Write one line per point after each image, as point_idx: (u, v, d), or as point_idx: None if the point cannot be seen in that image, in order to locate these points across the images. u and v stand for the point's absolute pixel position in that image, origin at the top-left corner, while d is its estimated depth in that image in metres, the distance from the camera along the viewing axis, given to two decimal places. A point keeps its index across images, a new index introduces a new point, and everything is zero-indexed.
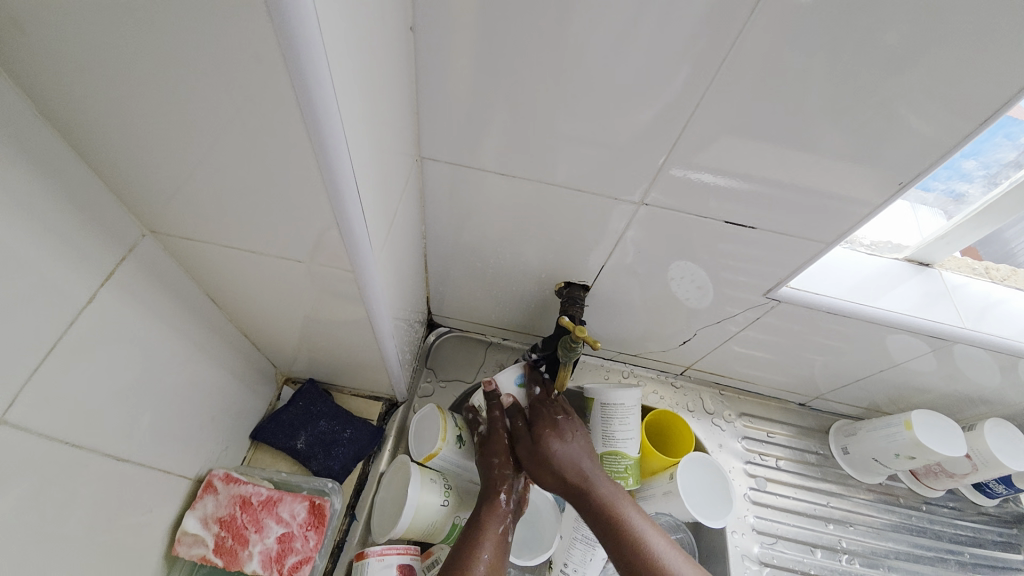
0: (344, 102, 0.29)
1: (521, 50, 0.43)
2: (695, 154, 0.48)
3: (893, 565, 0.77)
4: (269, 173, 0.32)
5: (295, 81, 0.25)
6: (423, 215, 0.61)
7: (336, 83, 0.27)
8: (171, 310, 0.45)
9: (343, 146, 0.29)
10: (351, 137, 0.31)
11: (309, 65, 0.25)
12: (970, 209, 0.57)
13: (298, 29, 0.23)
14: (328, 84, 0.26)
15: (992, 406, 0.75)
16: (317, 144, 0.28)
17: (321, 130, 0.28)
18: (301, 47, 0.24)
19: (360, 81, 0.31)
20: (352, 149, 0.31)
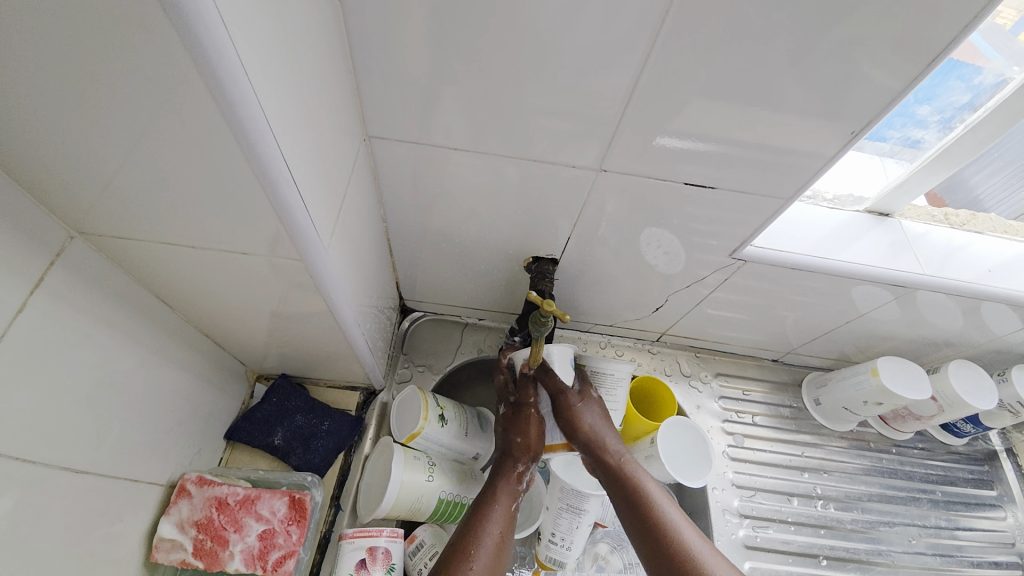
0: (258, 78, 0.27)
1: (459, 16, 0.41)
2: (648, 117, 0.47)
3: (866, 506, 0.81)
4: (190, 165, 0.30)
5: (199, 62, 0.24)
6: (381, 198, 0.59)
7: (244, 58, 0.26)
8: (117, 316, 0.43)
9: (265, 125, 0.28)
10: (273, 115, 0.29)
11: (208, 40, 0.23)
12: (925, 156, 0.58)
13: (188, 0, 0.22)
14: (234, 58, 0.25)
15: (955, 348, 0.77)
16: (235, 127, 0.27)
17: (236, 111, 0.26)
18: (195, 20, 0.22)
19: (275, 55, 0.29)
20: (275, 127, 0.29)
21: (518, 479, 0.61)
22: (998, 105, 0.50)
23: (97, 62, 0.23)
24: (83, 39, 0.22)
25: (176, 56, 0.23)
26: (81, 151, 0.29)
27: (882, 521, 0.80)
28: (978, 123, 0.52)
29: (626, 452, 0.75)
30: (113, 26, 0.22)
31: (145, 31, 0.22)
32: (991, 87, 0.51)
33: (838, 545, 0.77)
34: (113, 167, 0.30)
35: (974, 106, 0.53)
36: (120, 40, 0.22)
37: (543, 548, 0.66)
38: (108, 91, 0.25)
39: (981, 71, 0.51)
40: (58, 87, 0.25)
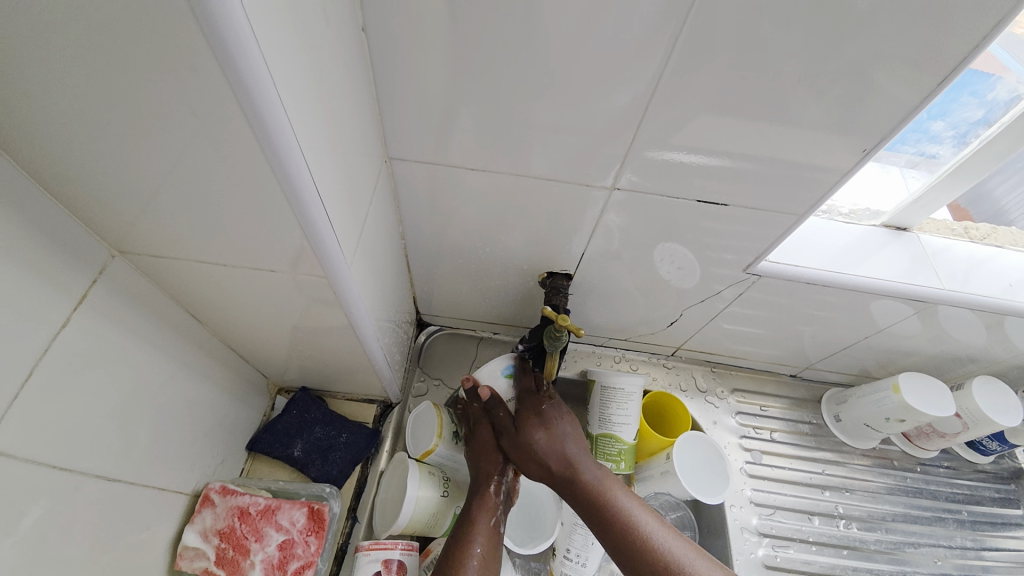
0: (293, 109, 0.29)
1: (475, 42, 0.42)
2: (661, 135, 0.48)
3: (891, 527, 0.78)
4: (225, 187, 0.32)
5: (242, 101, 0.26)
6: (399, 215, 0.61)
7: (281, 91, 0.27)
8: (151, 329, 0.45)
9: (297, 152, 0.30)
10: (305, 142, 0.31)
11: (250, 76, 0.25)
12: (943, 169, 0.58)
13: (235, 41, 0.23)
14: (272, 92, 0.26)
15: (979, 363, 0.76)
16: (271, 154, 0.29)
17: (272, 140, 0.28)
18: (240, 59, 0.24)
19: (308, 85, 0.31)
20: (306, 153, 0.31)
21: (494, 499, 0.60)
22: (1012, 121, 0.50)
23: (148, 95, 0.25)
24: (137, 74, 0.24)
25: (219, 89, 0.25)
26: (128, 175, 0.31)
27: (908, 542, 0.78)
28: (993, 139, 0.52)
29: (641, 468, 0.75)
30: (165, 61, 0.24)
31: (193, 67, 0.24)
32: (1004, 103, 0.52)
33: (862, 567, 0.75)
34: (155, 189, 0.32)
35: (988, 122, 0.53)
36: (169, 75, 0.24)
37: (558, 564, 0.66)
38: (155, 121, 0.27)
39: (994, 87, 0.51)
40: (110, 116, 0.27)
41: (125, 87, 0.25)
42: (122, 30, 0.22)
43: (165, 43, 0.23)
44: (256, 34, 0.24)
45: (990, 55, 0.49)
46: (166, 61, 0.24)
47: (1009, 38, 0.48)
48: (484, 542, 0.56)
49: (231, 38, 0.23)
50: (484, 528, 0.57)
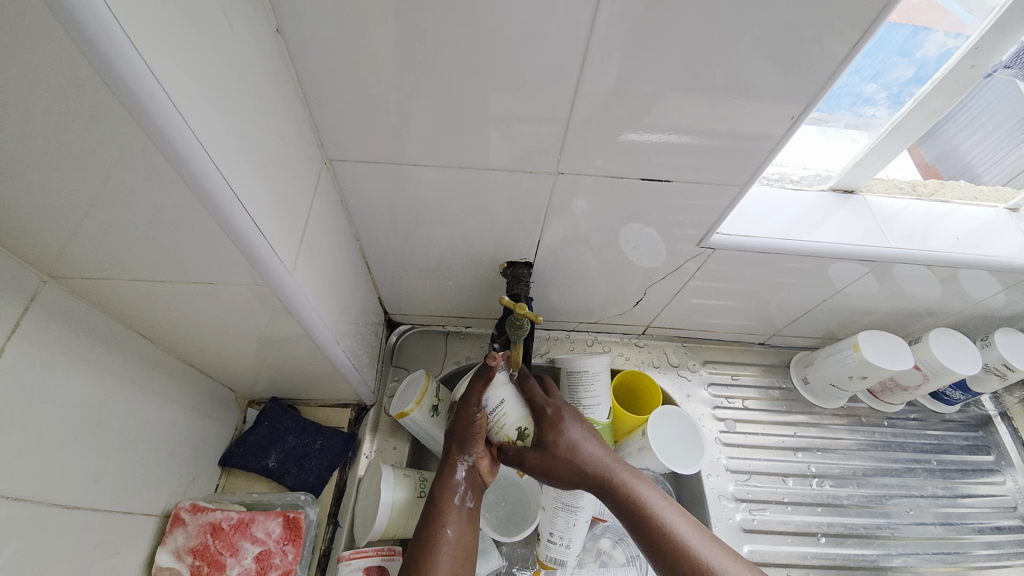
0: (194, 115, 0.28)
1: (395, 35, 0.42)
2: (596, 114, 0.48)
3: (863, 481, 0.81)
4: (141, 204, 0.31)
5: (141, 121, 0.25)
6: (351, 217, 0.61)
7: (175, 98, 0.27)
8: (97, 354, 0.44)
9: (207, 159, 0.29)
10: (215, 149, 0.30)
11: (140, 89, 0.24)
12: (883, 130, 0.59)
13: (114, 51, 0.23)
14: (169, 106, 0.26)
15: (937, 316, 0.78)
16: (177, 164, 0.28)
17: (177, 150, 0.27)
18: (122, 70, 0.23)
19: (208, 92, 0.30)
20: (219, 162, 0.31)
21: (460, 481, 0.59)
22: (943, 77, 0.51)
23: (41, 121, 0.24)
24: (20, 99, 0.23)
25: (107, 103, 0.24)
26: (39, 200, 0.30)
27: (881, 495, 0.80)
28: (927, 96, 0.53)
29: (620, 446, 0.76)
30: (46, 77, 0.23)
31: (78, 86, 0.23)
32: (935, 58, 0.52)
33: (836, 522, 0.77)
34: (75, 214, 0.31)
35: (921, 79, 0.54)
36: (56, 99, 0.24)
37: (543, 548, 0.66)
38: (51, 147, 0.26)
39: (923, 44, 0.52)
40: (1, 145, 0.25)
41: (7, 113, 0.24)
42: None
43: (43, 60, 0.22)
44: (132, 40, 0.24)
45: (929, 1, 0.49)
46: (47, 81, 0.23)
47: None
48: (456, 525, 0.57)
49: (113, 55, 0.23)
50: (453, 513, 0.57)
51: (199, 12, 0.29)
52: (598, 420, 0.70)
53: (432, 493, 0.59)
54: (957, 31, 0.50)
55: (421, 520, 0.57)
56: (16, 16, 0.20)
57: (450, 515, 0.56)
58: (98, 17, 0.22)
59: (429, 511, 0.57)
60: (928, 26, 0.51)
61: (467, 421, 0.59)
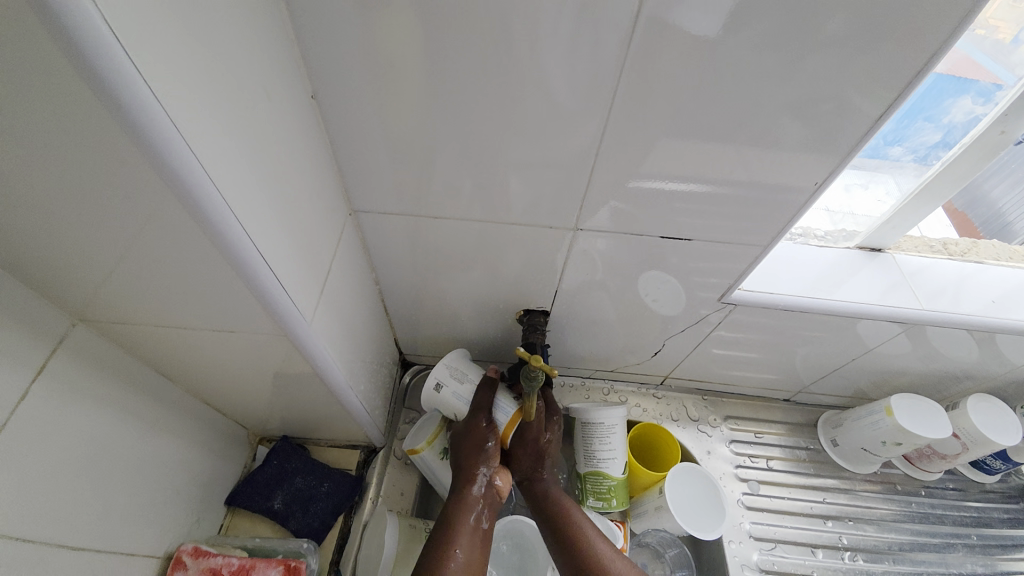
0: (226, 183, 0.30)
1: (423, 96, 0.44)
2: (616, 169, 0.49)
3: (899, 557, 0.75)
4: (172, 257, 0.32)
5: (171, 185, 0.27)
6: (371, 262, 0.62)
7: (210, 169, 0.28)
8: (117, 393, 0.45)
9: (235, 223, 0.31)
10: (243, 211, 0.32)
11: (174, 157, 0.26)
12: (910, 190, 0.58)
13: (152, 125, 0.24)
14: (200, 171, 0.27)
15: (975, 380, 0.74)
16: (207, 228, 0.29)
17: (209, 216, 0.29)
18: (158, 140, 0.25)
19: (242, 158, 0.32)
20: (246, 224, 0.32)
21: (475, 499, 0.58)
22: (971, 143, 0.51)
23: (81, 183, 0.26)
24: (62, 164, 0.25)
25: (143, 169, 0.25)
26: (79, 252, 0.31)
27: (920, 573, 0.74)
28: (954, 161, 0.53)
29: (636, 504, 0.73)
30: (89, 147, 0.24)
31: (116, 152, 0.25)
32: (962, 124, 0.52)
33: None
34: (110, 264, 0.32)
35: (948, 143, 0.54)
36: (98, 165, 0.25)
37: None
38: (89, 205, 0.27)
39: (949, 111, 0.52)
40: (45, 203, 0.27)
41: (52, 177, 0.25)
42: (38, 122, 0.23)
43: (87, 132, 0.24)
44: (175, 122, 0.25)
45: (965, 56, 0.48)
46: (89, 149, 0.24)
47: (981, 37, 0.48)
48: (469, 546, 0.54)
49: (150, 128, 0.24)
50: (466, 531, 0.55)
51: (239, 82, 0.31)
52: (612, 475, 0.68)
53: (445, 512, 0.57)
54: (985, 98, 0.49)
55: (432, 537, 0.54)
56: (73, 104, 0.22)
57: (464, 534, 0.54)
58: (146, 105, 0.24)
59: (443, 529, 0.55)
60: (962, 84, 0.49)
61: (479, 435, 0.61)
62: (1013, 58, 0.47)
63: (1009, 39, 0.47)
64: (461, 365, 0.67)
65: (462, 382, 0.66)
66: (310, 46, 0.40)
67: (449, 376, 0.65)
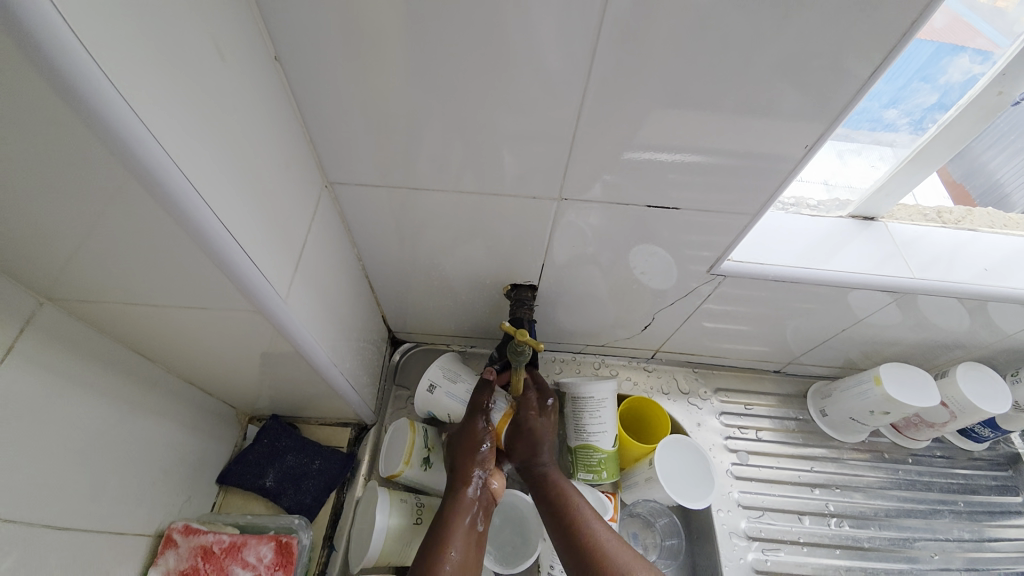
0: (175, 144, 0.28)
1: (395, 61, 0.42)
2: (599, 138, 0.47)
3: (884, 523, 0.76)
4: (127, 231, 0.31)
5: (116, 153, 0.25)
6: (353, 238, 0.61)
7: (152, 128, 0.27)
8: (93, 374, 0.44)
9: (188, 186, 0.29)
10: (198, 176, 0.30)
11: (116, 121, 0.24)
12: (905, 155, 0.57)
13: (85, 85, 0.23)
14: (147, 136, 0.26)
15: (966, 349, 0.74)
16: (157, 192, 0.28)
17: (157, 180, 0.27)
18: (96, 103, 0.23)
19: (196, 125, 0.30)
20: (202, 191, 0.31)
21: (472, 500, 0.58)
22: (968, 103, 0.49)
23: (19, 156, 0.24)
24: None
25: (83, 136, 0.24)
26: (31, 229, 0.30)
27: (905, 538, 0.76)
28: (950, 124, 0.51)
29: (627, 476, 0.73)
30: (21, 113, 0.23)
31: (51, 119, 0.23)
32: (960, 84, 0.50)
33: (855, 566, 0.73)
34: (66, 242, 0.31)
35: (943, 106, 0.52)
36: (34, 134, 0.24)
37: None
38: (34, 178, 0.26)
39: (947, 70, 0.50)
40: None
41: None
42: None
43: (15, 97, 0.22)
44: (108, 76, 0.24)
45: (959, 19, 0.47)
46: (21, 116, 0.23)
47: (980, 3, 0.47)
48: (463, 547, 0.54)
49: (84, 89, 0.23)
50: (460, 531, 0.54)
51: (186, 44, 0.29)
52: (602, 448, 0.68)
53: (442, 513, 0.57)
54: (985, 55, 0.48)
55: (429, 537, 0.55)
56: None
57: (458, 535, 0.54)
58: (71, 55, 0.22)
59: (438, 530, 0.55)
60: (957, 45, 0.48)
61: (477, 434, 0.61)
62: (1009, 21, 0.46)
63: (1009, 7, 0.46)
64: (453, 365, 0.69)
65: (454, 381, 0.68)
66: (270, 7, 0.38)
67: (442, 376, 0.67)
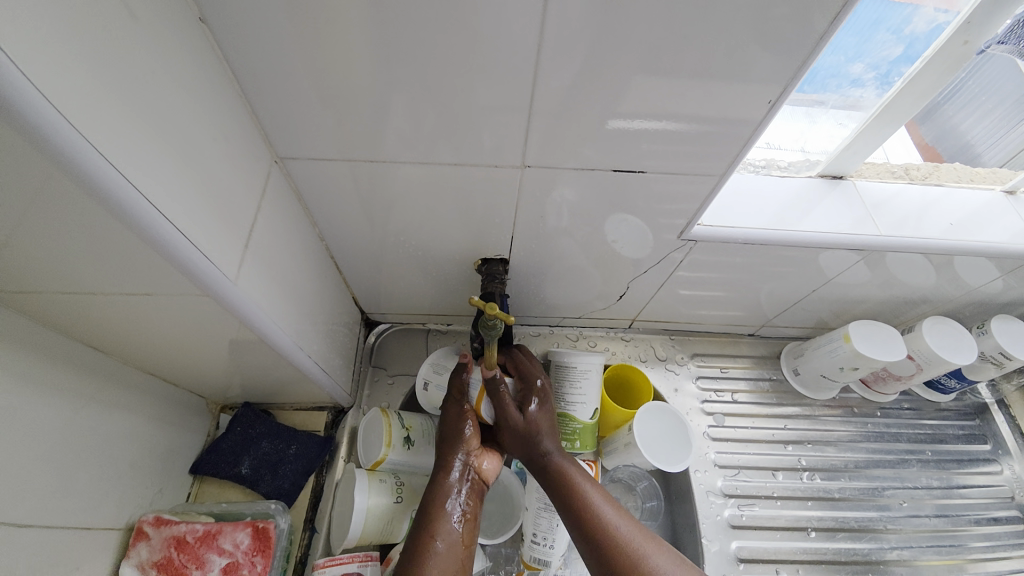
0: (79, 110, 0.25)
1: (335, 21, 0.39)
2: (560, 103, 0.45)
3: (854, 474, 0.79)
4: (38, 214, 0.28)
5: (12, 124, 0.23)
6: (314, 217, 0.58)
7: (54, 96, 0.24)
8: (40, 369, 0.42)
9: (99, 159, 0.27)
10: (112, 147, 0.28)
11: (6, 84, 0.22)
12: (871, 112, 0.56)
13: None
14: (48, 104, 0.24)
15: (932, 304, 0.76)
16: (61, 164, 0.25)
17: (66, 154, 0.25)
18: None
19: (109, 93, 0.28)
20: (123, 167, 0.28)
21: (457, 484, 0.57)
22: (934, 54, 0.48)
23: None
24: None
25: None
26: None
27: (874, 487, 0.79)
28: (917, 76, 0.51)
29: (607, 443, 0.75)
30: None
31: None
32: (925, 34, 0.49)
33: (827, 516, 0.75)
34: None
35: (910, 58, 0.51)
36: None
37: (528, 550, 0.64)
38: None
39: (910, 20, 0.49)
40: None
41: None
42: None
43: None
44: None
45: None
46: None
47: None
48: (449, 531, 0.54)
49: None
50: (446, 516, 0.55)
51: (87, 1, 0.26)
52: (578, 418, 0.69)
53: (426, 500, 0.57)
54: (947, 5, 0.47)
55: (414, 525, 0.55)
56: None
57: (443, 519, 0.54)
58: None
59: (423, 515, 0.55)
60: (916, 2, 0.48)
61: (457, 418, 0.62)
62: None
63: None
64: (445, 358, 0.70)
65: (443, 373, 0.69)
66: None
67: (432, 371, 0.69)
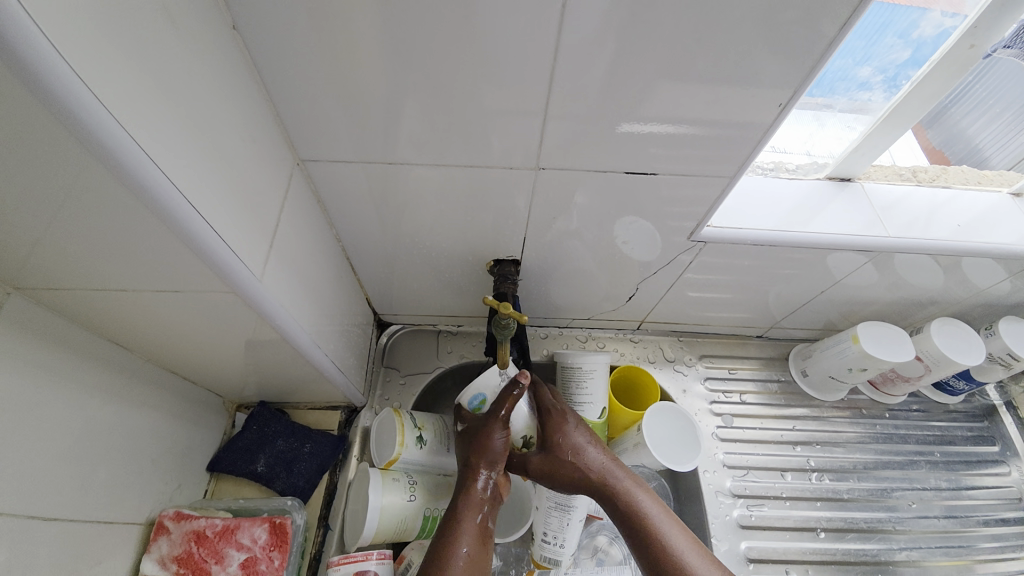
0: (124, 112, 0.27)
1: (359, 29, 0.40)
2: (573, 107, 0.46)
3: (862, 475, 0.80)
4: (84, 213, 0.29)
5: (66, 124, 0.24)
6: (331, 219, 0.59)
7: (103, 98, 0.26)
8: (69, 365, 0.43)
9: (142, 157, 0.28)
10: (152, 147, 0.29)
11: (61, 88, 0.23)
12: (878, 116, 0.57)
13: (24, 47, 0.22)
14: (98, 105, 0.25)
15: (940, 305, 0.76)
16: (107, 163, 0.26)
17: (112, 153, 0.26)
18: (37, 66, 0.22)
19: (149, 96, 0.29)
20: (162, 164, 0.30)
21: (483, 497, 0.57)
22: (941, 59, 0.49)
23: None
24: None
25: (31, 107, 0.23)
26: None
27: (883, 488, 0.79)
28: (923, 79, 0.51)
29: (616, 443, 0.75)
30: None
31: None
32: (933, 39, 0.50)
33: (836, 517, 0.76)
34: (22, 226, 0.30)
35: (917, 61, 0.52)
36: None
37: (537, 548, 0.65)
38: None
39: (919, 24, 0.50)
40: None
41: None
42: None
43: None
44: (50, 40, 0.23)
45: None
46: None
47: None
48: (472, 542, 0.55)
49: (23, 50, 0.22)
50: (471, 528, 0.56)
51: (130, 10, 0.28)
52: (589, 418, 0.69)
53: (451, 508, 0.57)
54: (955, 11, 0.48)
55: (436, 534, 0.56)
56: None
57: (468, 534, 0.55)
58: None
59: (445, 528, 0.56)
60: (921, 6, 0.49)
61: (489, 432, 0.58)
62: None
63: None
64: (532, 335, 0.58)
65: None
66: None
67: None
